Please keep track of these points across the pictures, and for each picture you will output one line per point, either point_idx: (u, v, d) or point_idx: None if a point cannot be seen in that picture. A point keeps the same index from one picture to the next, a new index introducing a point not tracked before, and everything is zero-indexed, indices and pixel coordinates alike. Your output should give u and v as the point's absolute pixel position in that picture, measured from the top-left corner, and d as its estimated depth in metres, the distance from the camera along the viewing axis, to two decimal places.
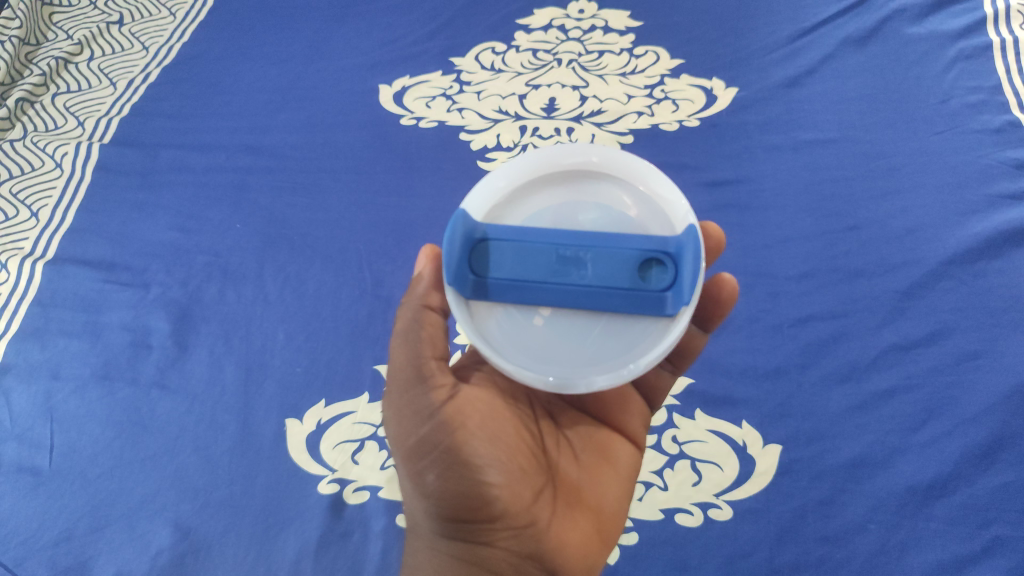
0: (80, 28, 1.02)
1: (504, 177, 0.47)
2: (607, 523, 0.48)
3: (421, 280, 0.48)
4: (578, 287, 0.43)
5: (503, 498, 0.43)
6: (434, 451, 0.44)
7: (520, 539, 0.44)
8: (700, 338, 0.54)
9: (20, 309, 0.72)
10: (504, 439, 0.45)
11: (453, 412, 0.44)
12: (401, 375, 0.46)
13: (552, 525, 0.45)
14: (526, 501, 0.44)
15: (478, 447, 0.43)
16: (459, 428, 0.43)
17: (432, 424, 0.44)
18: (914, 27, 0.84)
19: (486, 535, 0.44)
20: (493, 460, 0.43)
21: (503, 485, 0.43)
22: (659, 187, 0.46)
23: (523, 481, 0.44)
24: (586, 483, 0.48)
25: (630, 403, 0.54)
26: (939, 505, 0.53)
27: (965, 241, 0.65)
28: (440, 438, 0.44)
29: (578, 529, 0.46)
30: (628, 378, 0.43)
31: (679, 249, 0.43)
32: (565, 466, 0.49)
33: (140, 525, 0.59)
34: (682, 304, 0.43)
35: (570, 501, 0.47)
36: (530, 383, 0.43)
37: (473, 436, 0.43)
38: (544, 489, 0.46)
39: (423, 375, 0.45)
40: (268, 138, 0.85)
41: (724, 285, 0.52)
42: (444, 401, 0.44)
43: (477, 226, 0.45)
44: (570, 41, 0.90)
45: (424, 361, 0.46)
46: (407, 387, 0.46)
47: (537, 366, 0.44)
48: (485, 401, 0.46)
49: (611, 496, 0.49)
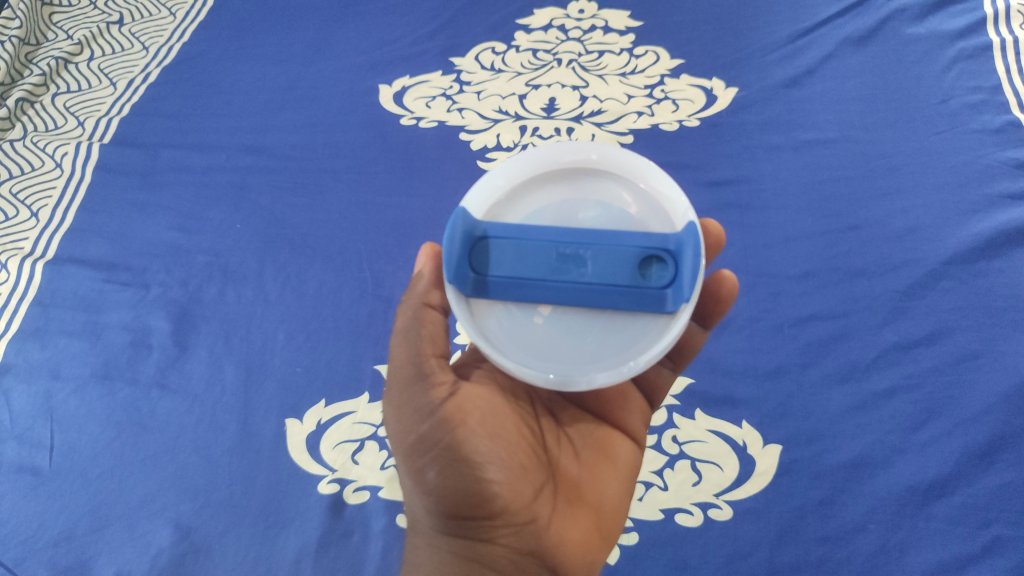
0: (80, 28, 1.02)
1: (504, 175, 0.47)
2: (608, 520, 0.48)
3: (421, 278, 0.48)
4: (578, 285, 0.43)
5: (503, 495, 0.43)
6: (435, 449, 0.44)
7: (520, 536, 0.44)
8: (700, 335, 0.54)
9: (20, 309, 0.72)
10: (504, 437, 0.45)
11: (453, 410, 0.44)
12: (401, 372, 0.46)
13: (552, 522, 0.45)
14: (526, 498, 0.44)
15: (479, 445, 0.43)
16: (460, 425, 0.43)
17: (433, 421, 0.44)
18: (914, 27, 0.84)
19: (487, 532, 0.44)
20: (493, 457, 0.43)
21: (504, 482, 0.43)
22: (659, 184, 0.46)
23: (523, 478, 0.44)
24: (587, 480, 0.48)
25: (630, 400, 0.54)
26: (939, 505, 0.53)
27: (965, 241, 0.65)
28: (440, 435, 0.43)
29: (578, 525, 0.46)
30: (629, 375, 0.42)
31: (679, 247, 0.43)
32: (565, 463, 0.48)
33: (140, 525, 0.59)
34: (682, 300, 0.43)
35: (570, 498, 0.47)
36: (530, 380, 0.43)
37: (474, 433, 0.43)
38: (544, 486, 0.46)
39: (423, 373, 0.45)
40: (268, 138, 0.85)
41: (724, 282, 0.52)
42: (445, 398, 0.44)
43: (478, 223, 0.45)
44: (569, 41, 0.90)
45: (424, 359, 0.46)
46: (407, 384, 0.46)
47: (538, 363, 0.44)
48: (485, 398, 0.46)
49: (611, 494, 0.49)
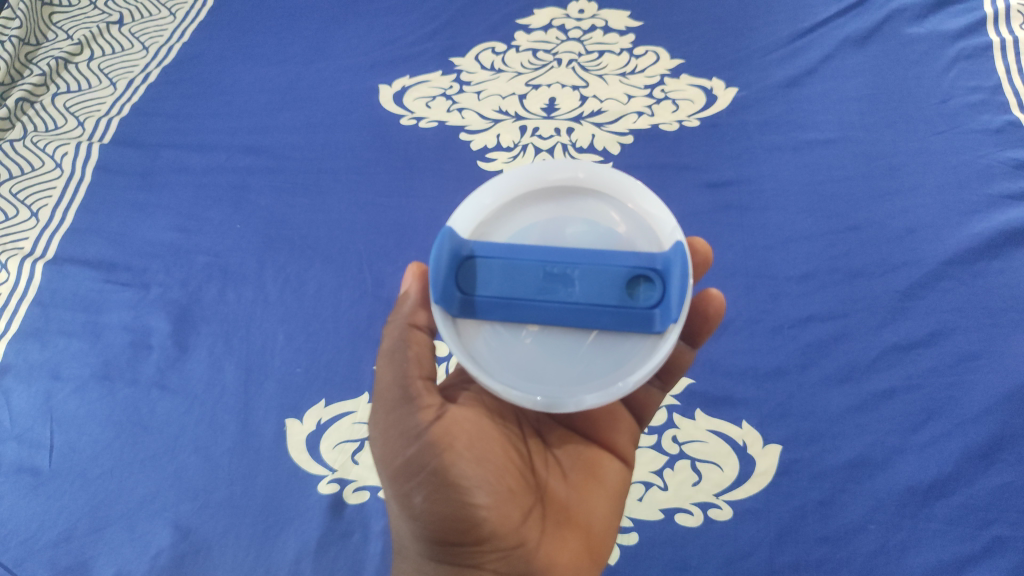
0: (80, 28, 1.02)
1: (490, 194, 0.47)
2: (597, 541, 0.48)
3: (409, 298, 0.49)
4: (566, 305, 0.43)
5: (491, 520, 0.42)
6: (421, 473, 0.43)
7: (508, 560, 0.44)
8: (688, 353, 0.55)
9: (20, 308, 0.72)
10: (492, 460, 0.44)
11: (440, 432, 0.43)
12: (387, 395, 0.46)
13: (541, 546, 0.45)
14: (515, 522, 0.44)
15: (466, 469, 0.43)
16: (447, 448, 0.43)
17: (419, 445, 0.43)
18: (914, 27, 0.84)
19: (474, 557, 0.44)
20: (482, 481, 0.43)
21: (491, 507, 0.42)
22: (645, 202, 0.46)
23: (511, 501, 0.44)
24: (576, 502, 0.48)
25: (618, 420, 0.54)
26: (938, 505, 0.53)
27: (964, 241, 0.65)
28: (427, 459, 0.43)
29: (568, 548, 0.46)
30: (617, 397, 0.42)
31: (667, 266, 0.43)
32: (554, 485, 0.49)
33: (141, 525, 0.59)
34: (670, 321, 0.43)
35: (559, 519, 0.47)
36: (518, 403, 0.43)
37: (461, 457, 0.43)
38: (532, 509, 0.46)
39: (410, 395, 0.45)
40: (268, 139, 0.85)
41: (712, 300, 0.52)
42: (432, 421, 0.44)
43: (464, 244, 0.45)
44: (570, 41, 0.90)
45: (410, 381, 0.46)
46: (394, 407, 0.46)
47: (525, 385, 0.43)
48: (472, 420, 0.46)
49: (599, 513, 0.49)
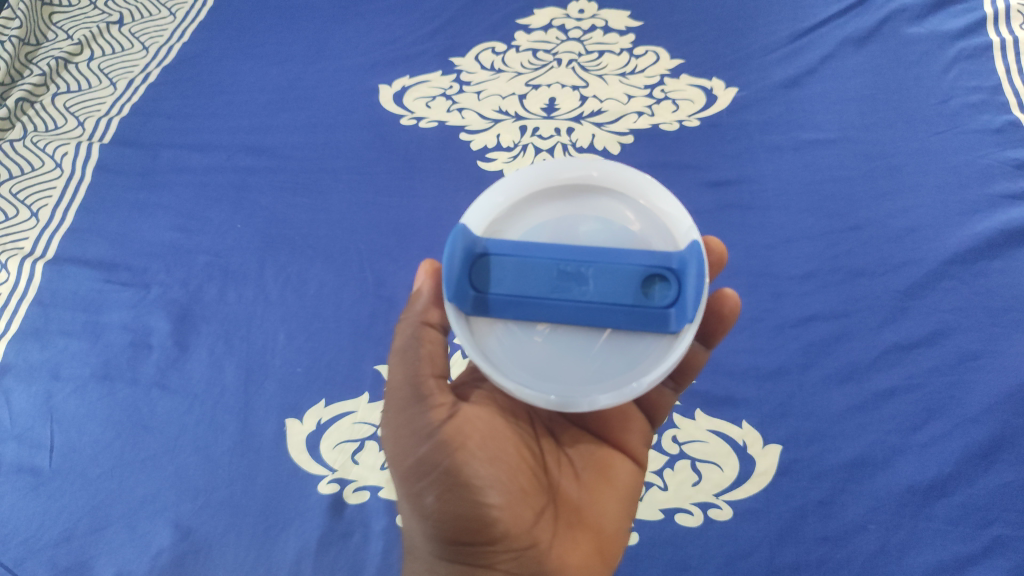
0: (80, 28, 1.02)
1: (503, 192, 0.47)
2: (608, 543, 0.48)
3: (421, 296, 0.48)
4: (580, 303, 0.43)
5: (504, 520, 0.43)
6: (433, 472, 0.43)
7: (520, 561, 0.44)
8: (702, 353, 0.55)
9: (20, 308, 0.72)
10: (504, 460, 0.45)
11: (452, 431, 0.44)
12: (398, 393, 0.46)
13: (553, 547, 0.45)
14: (527, 522, 0.44)
15: (478, 468, 0.43)
16: (459, 448, 0.43)
17: (431, 444, 0.43)
18: (914, 27, 0.84)
19: (486, 557, 0.44)
20: (494, 480, 0.43)
21: (504, 506, 0.43)
22: (660, 200, 0.46)
23: (523, 501, 0.44)
24: (587, 503, 0.49)
25: (630, 420, 0.54)
26: (938, 505, 0.53)
27: (964, 241, 0.65)
28: (440, 459, 0.43)
29: (579, 549, 0.46)
30: (631, 397, 0.43)
31: (682, 266, 0.43)
32: (566, 485, 0.49)
33: (141, 525, 0.59)
34: (686, 320, 0.43)
35: (571, 521, 0.47)
36: (532, 402, 0.43)
37: (473, 456, 0.43)
38: (544, 509, 0.46)
39: (421, 394, 0.45)
40: (269, 139, 0.85)
41: (727, 299, 0.52)
42: (444, 420, 0.44)
43: (477, 241, 0.45)
44: (570, 41, 0.90)
45: (422, 379, 0.46)
46: (405, 406, 0.45)
47: (539, 384, 0.44)
48: (484, 419, 0.46)
49: (610, 515, 0.49)
